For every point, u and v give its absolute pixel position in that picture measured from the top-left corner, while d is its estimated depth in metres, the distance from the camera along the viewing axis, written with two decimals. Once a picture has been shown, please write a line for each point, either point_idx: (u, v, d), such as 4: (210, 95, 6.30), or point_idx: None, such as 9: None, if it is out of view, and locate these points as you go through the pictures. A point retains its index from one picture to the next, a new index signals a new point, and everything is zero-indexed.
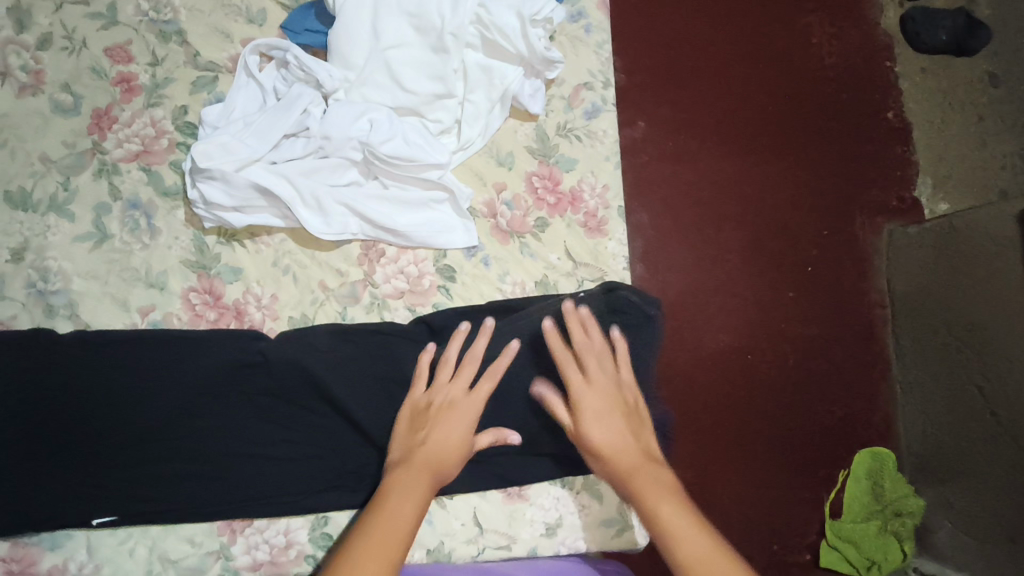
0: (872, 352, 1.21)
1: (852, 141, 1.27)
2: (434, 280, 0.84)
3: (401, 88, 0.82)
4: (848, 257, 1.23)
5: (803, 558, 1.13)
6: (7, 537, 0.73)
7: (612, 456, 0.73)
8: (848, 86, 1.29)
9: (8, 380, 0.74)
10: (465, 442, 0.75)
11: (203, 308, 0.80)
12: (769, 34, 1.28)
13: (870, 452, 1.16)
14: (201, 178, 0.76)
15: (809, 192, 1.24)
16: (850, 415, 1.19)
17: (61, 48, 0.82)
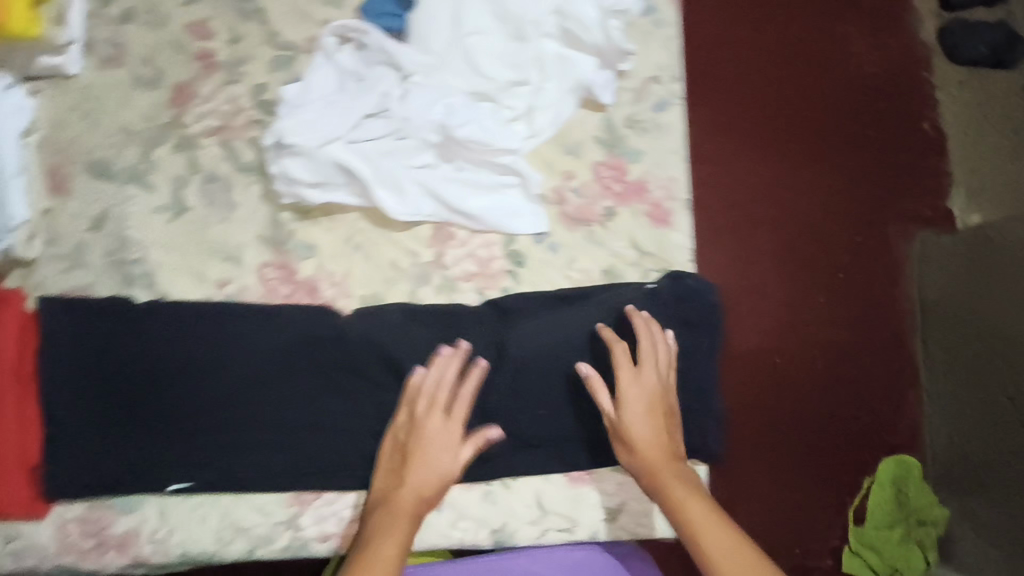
0: (900, 362, 1.21)
1: (888, 149, 1.26)
2: (502, 264, 0.85)
3: (477, 73, 0.83)
4: (880, 265, 1.22)
5: (825, 563, 1.17)
6: (86, 497, 0.75)
7: (653, 462, 0.76)
8: (885, 94, 1.27)
9: (93, 343, 0.75)
10: (448, 473, 0.74)
11: (278, 283, 0.81)
12: (807, 40, 1.26)
13: (894, 461, 1.15)
14: (286, 154, 0.78)
15: (843, 200, 1.23)
16: (876, 422, 1.19)
17: (144, 22, 0.83)
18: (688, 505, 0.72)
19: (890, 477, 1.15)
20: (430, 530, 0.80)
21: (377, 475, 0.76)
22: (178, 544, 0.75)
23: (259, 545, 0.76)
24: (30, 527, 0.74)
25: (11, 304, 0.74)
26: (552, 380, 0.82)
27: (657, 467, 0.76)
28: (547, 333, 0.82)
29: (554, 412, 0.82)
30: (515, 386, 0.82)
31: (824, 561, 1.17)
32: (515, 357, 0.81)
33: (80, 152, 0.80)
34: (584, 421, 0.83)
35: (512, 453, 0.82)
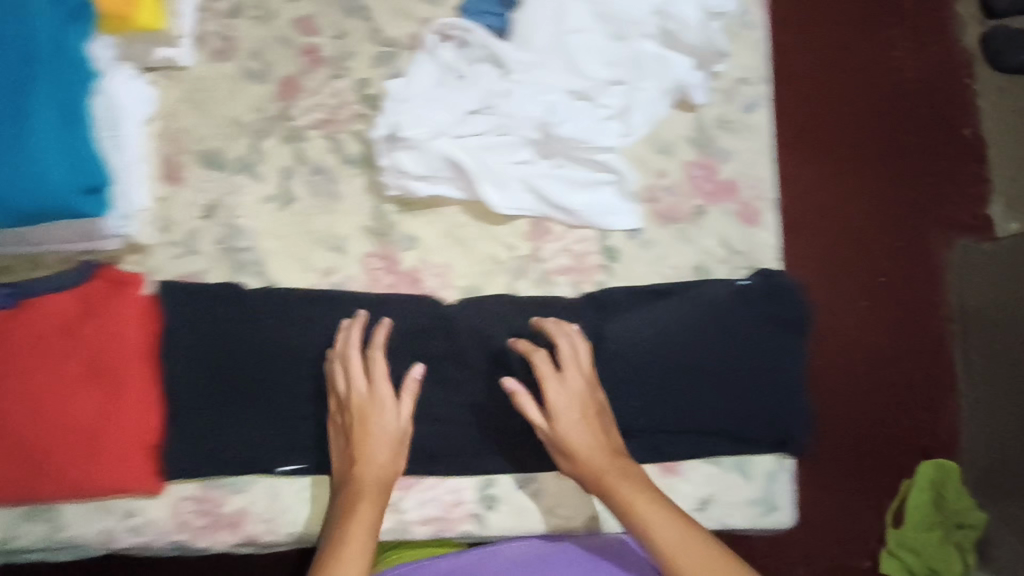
0: (939, 366, 1.23)
1: (928, 156, 1.27)
2: (596, 258, 0.87)
3: (576, 72, 0.84)
4: (923, 270, 1.24)
5: (864, 565, 1.18)
6: (198, 477, 0.77)
7: (596, 467, 0.73)
8: (927, 101, 1.27)
9: (208, 329, 0.77)
10: (392, 459, 0.74)
11: (382, 273, 0.83)
12: (853, 45, 1.28)
13: (935, 464, 1.18)
14: (399, 146, 0.80)
15: (882, 206, 1.25)
16: (918, 426, 1.22)
17: (253, 17, 0.84)
18: (637, 507, 0.70)
19: (930, 480, 1.16)
20: (529, 517, 0.82)
21: (335, 463, 0.76)
22: (288, 526, 0.78)
23: None
24: (148, 501, 0.77)
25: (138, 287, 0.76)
26: (647, 372, 0.85)
27: (585, 469, 0.74)
28: (642, 326, 0.85)
29: (647, 403, 0.85)
30: (612, 376, 0.84)
31: (863, 562, 1.19)
32: (610, 347, 0.84)
33: (192, 141, 0.82)
34: (677, 413, 0.85)
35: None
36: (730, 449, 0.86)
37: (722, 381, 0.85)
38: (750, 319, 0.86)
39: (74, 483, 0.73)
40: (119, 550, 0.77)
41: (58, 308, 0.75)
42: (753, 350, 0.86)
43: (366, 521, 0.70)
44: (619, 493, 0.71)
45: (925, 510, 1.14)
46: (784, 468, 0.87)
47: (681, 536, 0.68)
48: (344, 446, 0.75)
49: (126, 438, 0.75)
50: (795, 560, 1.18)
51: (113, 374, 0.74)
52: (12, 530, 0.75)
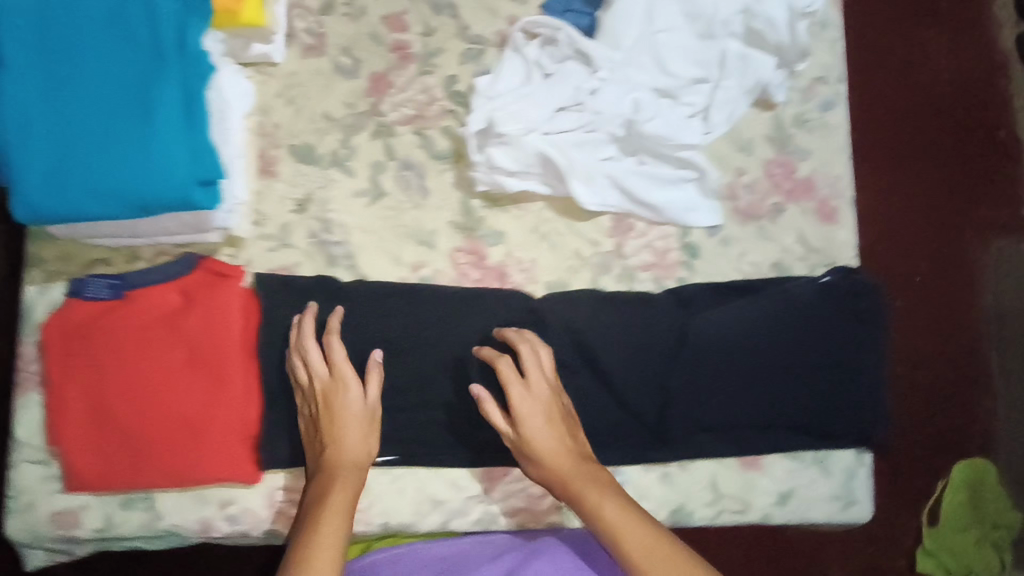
0: (978, 371, 1.18)
1: (967, 158, 1.20)
2: (678, 255, 0.88)
3: (662, 70, 0.85)
4: (960, 272, 1.19)
5: (899, 565, 1.18)
6: (292, 467, 0.78)
7: (561, 469, 0.73)
8: (966, 99, 1.21)
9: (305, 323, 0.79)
10: (367, 451, 0.73)
11: (470, 267, 0.84)
12: (900, 33, 1.20)
13: (968, 464, 1.13)
14: (493, 142, 0.81)
15: (918, 208, 1.18)
16: (958, 433, 1.18)
17: (343, 14, 0.86)
18: (603, 508, 0.69)
19: (965, 479, 1.12)
20: None
21: (307, 455, 0.74)
22: (380, 514, 0.80)
23: (454, 518, 0.81)
24: (244, 492, 0.77)
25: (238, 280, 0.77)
26: (730, 368, 0.85)
27: (550, 471, 0.73)
28: (728, 323, 0.85)
29: (731, 398, 0.85)
30: (696, 372, 0.85)
31: (897, 562, 1.18)
32: (695, 343, 0.85)
33: (285, 135, 0.84)
34: (760, 409, 0.85)
35: (693, 435, 0.85)
36: (812, 446, 0.87)
37: (803, 377, 0.86)
38: (831, 318, 0.87)
39: (177, 472, 0.74)
40: (213, 539, 0.78)
41: (161, 301, 0.76)
42: (832, 346, 0.86)
43: (338, 507, 0.67)
44: (583, 495, 0.71)
45: (960, 511, 1.10)
46: (863, 464, 0.88)
47: (636, 531, 0.66)
48: (315, 436, 0.74)
49: (227, 429, 0.75)
50: (827, 558, 1.17)
51: (216, 366, 0.75)
52: (112, 517, 0.77)
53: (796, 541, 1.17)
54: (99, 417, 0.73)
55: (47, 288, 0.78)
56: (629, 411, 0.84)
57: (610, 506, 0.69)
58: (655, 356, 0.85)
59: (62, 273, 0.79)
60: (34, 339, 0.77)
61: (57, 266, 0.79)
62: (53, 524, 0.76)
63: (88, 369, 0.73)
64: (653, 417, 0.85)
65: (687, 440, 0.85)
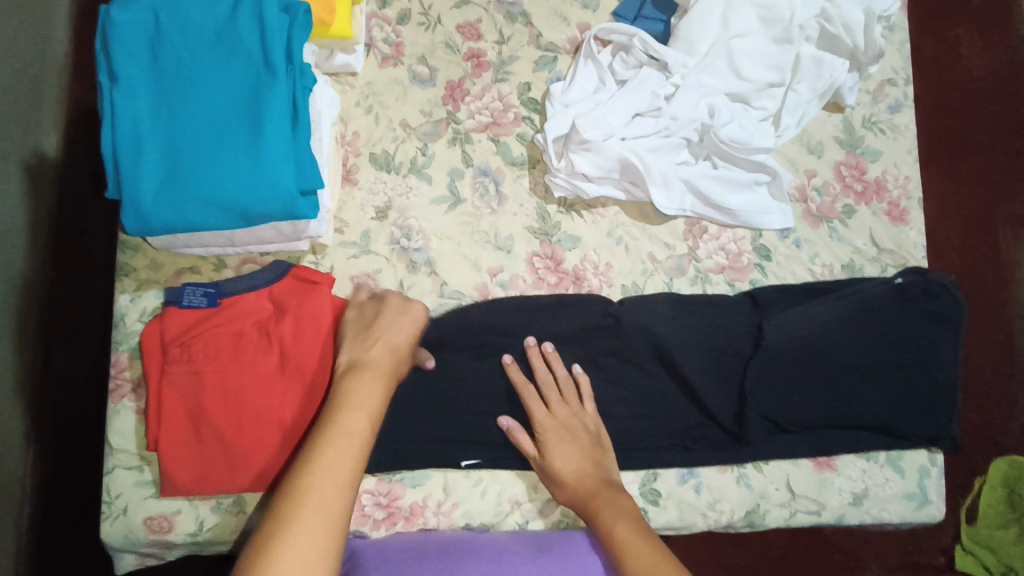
0: (1013, 360, 1.28)
1: (1001, 153, 1.34)
2: (751, 258, 0.89)
3: (736, 75, 0.87)
4: (989, 268, 1.31)
5: (937, 561, 1.22)
6: (377, 472, 0.80)
7: (584, 487, 0.75)
8: (995, 99, 1.35)
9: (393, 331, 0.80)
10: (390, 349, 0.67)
11: (546, 272, 0.85)
12: (932, 36, 1.37)
13: (1007, 461, 1.13)
14: (574, 148, 0.82)
15: (956, 200, 1.32)
16: (992, 420, 1.26)
17: (419, 23, 0.88)
18: (615, 527, 0.69)
19: (1002, 477, 1.12)
20: (691, 510, 0.83)
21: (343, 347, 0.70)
22: (461, 516, 0.80)
23: (534, 520, 0.81)
24: None
25: (329, 286, 0.78)
26: (805, 368, 0.86)
27: (573, 490, 0.75)
28: (804, 323, 0.85)
29: (807, 399, 0.86)
30: (773, 375, 0.85)
31: (936, 559, 1.23)
32: (771, 345, 0.85)
33: (364, 144, 0.85)
34: (837, 409, 0.86)
35: (770, 436, 0.85)
36: (888, 446, 0.87)
37: (878, 377, 0.86)
38: (903, 317, 0.87)
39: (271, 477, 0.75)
40: None
41: (253, 308, 0.78)
42: (908, 346, 0.87)
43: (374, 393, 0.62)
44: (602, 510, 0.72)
45: (998, 509, 1.11)
46: (935, 463, 0.88)
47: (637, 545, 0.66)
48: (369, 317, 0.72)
49: None
50: (868, 555, 1.22)
51: (309, 371, 0.75)
52: (204, 522, 0.77)
53: (837, 538, 1.22)
54: (196, 423, 0.75)
55: (139, 297, 0.80)
56: (706, 413, 0.85)
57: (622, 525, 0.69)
58: (731, 359, 0.86)
59: (153, 281, 0.81)
60: (127, 346, 0.79)
61: (147, 275, 0.81)
62: (147, 528, 0.77)
63: (185, 376, 0.75)
64: (732, 421, 0.85)
65: (764, 442, 0.85)
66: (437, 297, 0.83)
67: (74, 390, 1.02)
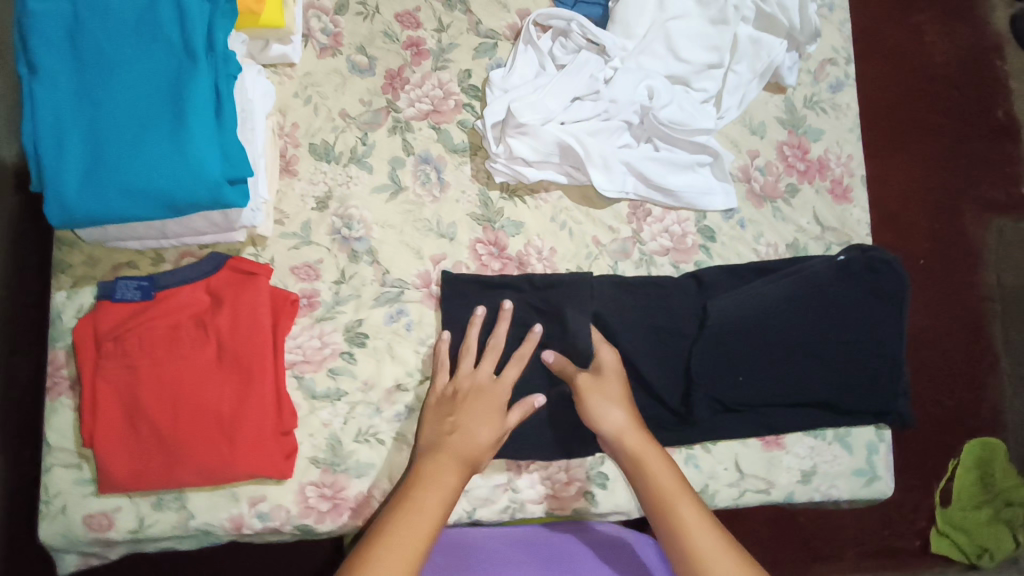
0: (981, 344, 1.29)
1: (964, 139, 1.35)
2: (696, 239, 0.89)
3: (675, 57, 0.87)
4: (957, 249, 1.33)
5: (912, 544, 1.23)
6: (321, 463, 0.78)
7: (635, 450, 0.72)
8: (958, 84, 1.37)
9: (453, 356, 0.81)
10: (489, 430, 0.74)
11: (489, 258, 0.85)
12: (892, 21, 1.38)
13: (980, 443, 1.22)
14: (512, 133, 0.82)
15: (926, 186, 1.33)
16: (963, 404, 1.26)
17: (357, 13, 0.88)
18: (664, 478, 0.68)
19: (974, 458, 1.21)
20: None
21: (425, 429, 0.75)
22: None
23: (481, 506, 0.81)
24: (276, 487, 0.77)
25: (266, 277, 0.78)
26: (751, 346, 0.85)
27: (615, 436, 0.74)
28: (748, 303, 0.85)
29: (753, 377, 0.85)
30: (719, 354, 0.85)
31: (911, 542, 1.24)
32: (716, 323, 0.85)
33: (303, 135, 0.85)
34: (785, 385, 0.85)
35: (716, 415, 0.86)
36: (837, 422, 0.87)
37: (827, 355, 0.86)
38: (852, 291, 0.87)
39: (209, 471, 0.74)
40: (245, 536, 0.78)
41: (190, 301, 0.77)
42: (856, 323, 0.86)
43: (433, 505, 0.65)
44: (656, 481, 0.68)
45: (971, 491, 1.19)
46: (882, 439, 0.88)
47: (669, 472, 0.69)
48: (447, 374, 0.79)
49: (261, 425, 0.75)
50: (844, 542, 1.23)
51: (246, 363, 0.75)
52: (145, 519, 0.77)
53: (810, 525, 1.23)
54: (133, 417, 0.74)
55: (76, 293, 0.79)
56: (650, 395, 0.85)
57: (688, 509, 0.65)
58: (676, 340, 0.86)
59: (89, 277, 0.80)
60: (64, 343, 0.78)
61: (83, 271, 0.80)
62: (86, 526, 0.76)
63: (119, 371, 0.74)
64: (678, 402, 0.85)
65: (710, 421, 0.85)
66: (379, 287, 0.83)
67: None
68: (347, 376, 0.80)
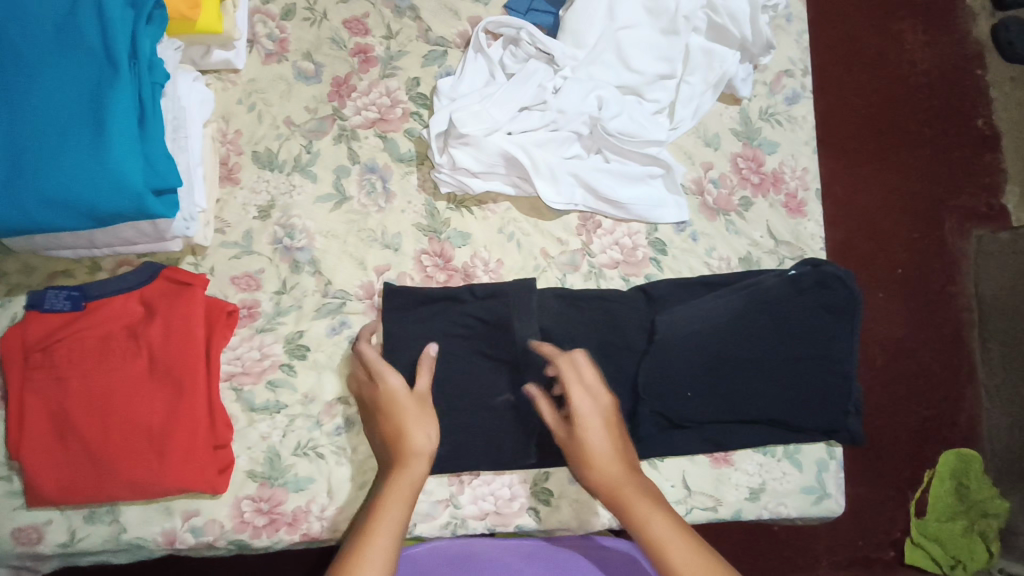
0: (959, 355, 1.28)
1: (940, 149, 1.34)
2: (647, 252, 0.88)
3: (626, 67, 0.86)
4: (936, 260, 1.31)
5: (886, 555, 1.22)
6: (258, 477, 0.77)
7: (621, 494, 0.67)
8: (938, 93, 1.35)
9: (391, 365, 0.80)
10: (427, 438, 0.70)
11: (434, 270, 0.84)
12: (867, 28, 1.36)
13: (954, 453, 1.21)
14: (454, 143, 0.81)
15: (901, 197, 1.32)
16: (938, 415, 1.26)
17: (304, 19, 0.86)
18: (653, 522, 0.64)
19: (951, 469, 1.20)
20: (586, 508, 0.82)
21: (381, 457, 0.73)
22: None
23: (422, 521, 0.80)
24: (210, 502, 0.76)
25: (202, 288, 0.77)
26: (700, 364, 0.84)
27: (601, 478, 0.69)
28: (697, 319, 0.84)
29: (702, 394, 0.84)
30: (667, 369, 0.83)
31: (885, 553, 1.22)
32: (664, 341, 0.83)
33: (246, 142, 0.84)
34: (734, 402, 0.84)
35: (664, 432, 0.84)
36: (787, 440, 0.86)
37: (777, 371, 0.85)
38: (805, 304, 0.86)
39: (138, 486, 0.72)
40: (180, 550, 0.77)
41: (123, 311, 0.76)
42: (806, 340, 0.85)
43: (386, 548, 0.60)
44: (647, 522, 0.64)
45: (947, 501, 1.18)
46: (833, 456, 0.87)
47: (655, 511, 0.65)
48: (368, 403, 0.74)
49: (193, 439, 0.73)
50: (818, 552, 1.22)
51: (178, 374, 0.74)
52: (76, 532, 0.75)
53: (784, 535, 1.22)
54: (61, 430, 0.72)
55: (9, 301, 0.78)
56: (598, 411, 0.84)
57: (679, 551, 0.61)
58: (624, 355, 0.85)
59: (23, 286, 0.79)
60: None
61: (18, 279, 0.79)
62: (15, 539, 0.75)
63: (48, 383, 0.73)
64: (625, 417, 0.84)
65: (657, 438, 0.84)
66: (320, 297, 0.81)
67: None
68: (287, 389, 0.79)
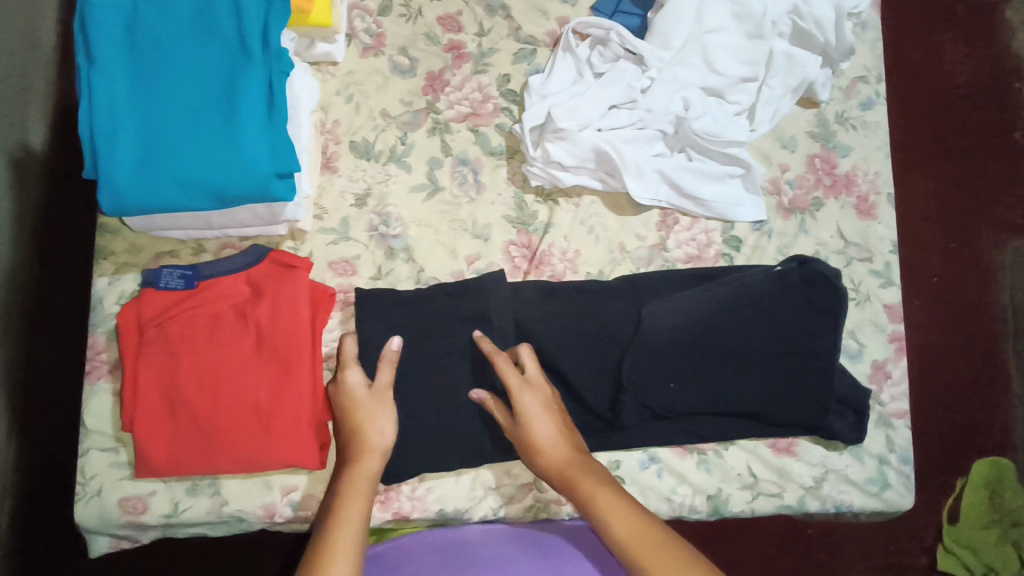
0: (993, 364, 1.27)
1: (981, 159, 1.32)
2: (720, 248, 0.90)
3: (710, 69, 0.89)
4: (973, 270, 1.30)
5: (920, 561, 1.22)
6: None
7: (569, 476, 0.72)
8: (979, 104, 1.34)
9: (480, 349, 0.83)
10: (383, 434, 0.74)
11: (523, 261, 0.87)
12: (910, 34, 1.35)
13: (990, 461, 1.17)
14: (550, 138, 0.84)
15: (939, 206, 1.30)
16: (972, 424, 1.25)
17: (400, 15, 0.90)
18: (597, 496, 0.68)
19: (985, 478, 1.16)
20: (654, 494, 0.85)
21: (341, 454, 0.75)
22: (436, 501, 0.82)
23: (505, 504, 0.83)
24: (309, 478, 0.79)
25: (306, 271, 0.79)
26: (685, 355, 0.83)
27: (550, 463, 0.74)
28: (681, 312, 0.83)
29: (685, 385, 0.83)
30: (652, 360, 0.83)
31: (919, 559, 1.23)
32: (651, 332, 0.82)
33: (344, 132, 0.87)
34: (709, 395, 0.84)
35: (648, 423, 0.85)
36: (762, 432, 0.87)
37: (756, 366, 0.84)
38: (790, 301, 0.84)
39: (247, 459, 0.76)
40: (276, 525, 0.80)
41: (230, 291, 0.79)
42: (791, 335, 0.84)
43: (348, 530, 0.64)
44: (593, 497, 0.68)
45: (980, 510, 1.14)
46: (894, 450, 0.89)
47: (600, 486, 0.69)
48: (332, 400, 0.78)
49: (297, 416, 0.76)
50: (851, 555, 1.22)
51: (284, 354, 0.77)
52: (179, 504, 0.78)
53: (819, 539, 1.21)
54: (171, 404, 0.76)
55: (118, 279, 0.81)
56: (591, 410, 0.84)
57: (620, 519, 0.65)
58: (606, 343, 0.84)
59: (131, 265, 0.82)
60: (105, 329, 0.80)
61: (125, 259, 0.82)
62: (121, 509, 0.77)
63: (160, 357, 0.76)
64: (606, 406, 0.84)
65: (641, 429, 0.85)
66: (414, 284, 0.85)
67: (48, 389, 1.00)
68: None
